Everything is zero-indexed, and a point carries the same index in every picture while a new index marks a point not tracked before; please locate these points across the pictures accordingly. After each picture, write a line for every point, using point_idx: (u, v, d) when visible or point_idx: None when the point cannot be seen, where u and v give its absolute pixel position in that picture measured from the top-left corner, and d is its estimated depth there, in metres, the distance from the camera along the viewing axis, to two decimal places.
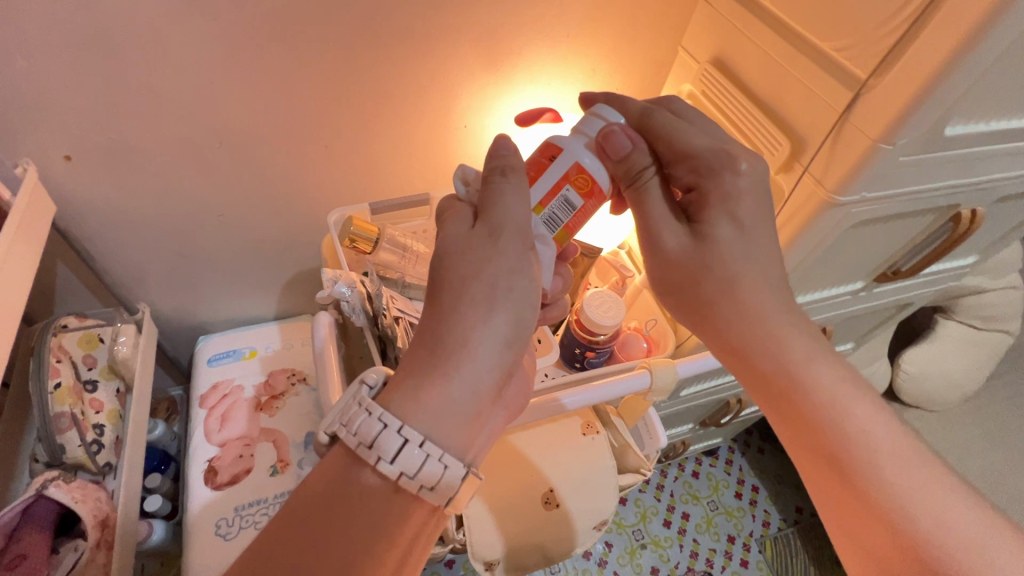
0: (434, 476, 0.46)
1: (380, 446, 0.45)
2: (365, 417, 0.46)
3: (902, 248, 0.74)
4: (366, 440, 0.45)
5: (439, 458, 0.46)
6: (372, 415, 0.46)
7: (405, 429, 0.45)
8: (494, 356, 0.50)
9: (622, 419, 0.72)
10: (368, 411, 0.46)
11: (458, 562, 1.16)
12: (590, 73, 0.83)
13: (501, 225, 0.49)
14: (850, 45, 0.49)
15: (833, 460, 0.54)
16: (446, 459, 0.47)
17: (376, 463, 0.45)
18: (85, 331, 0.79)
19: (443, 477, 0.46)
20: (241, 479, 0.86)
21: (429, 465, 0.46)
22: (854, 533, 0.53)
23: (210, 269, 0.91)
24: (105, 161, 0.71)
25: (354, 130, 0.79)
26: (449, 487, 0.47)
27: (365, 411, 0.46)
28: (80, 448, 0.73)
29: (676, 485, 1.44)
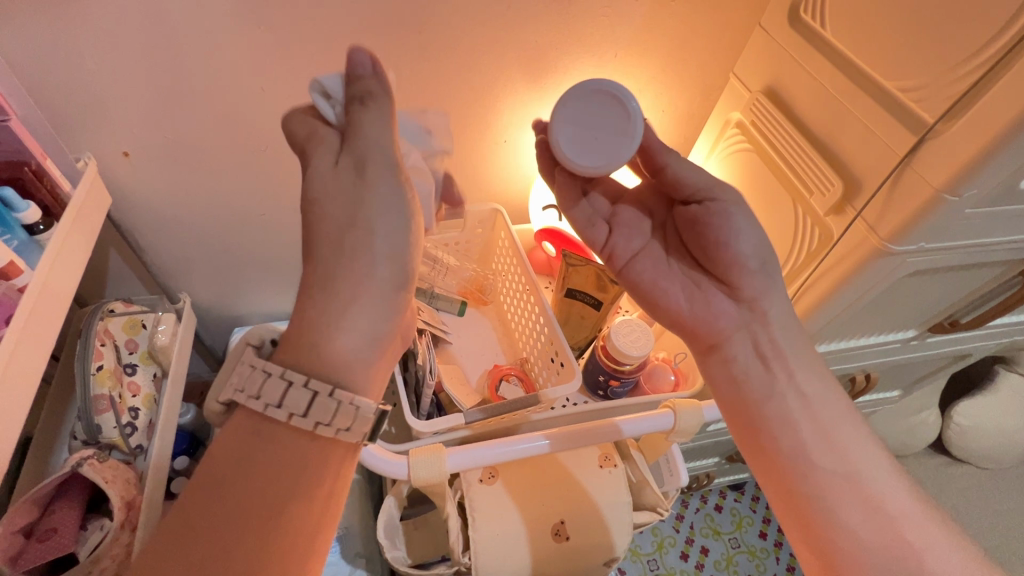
0: (349, 419, 0.42)
1: (269, 394, 0.41)
2: (251, 371, 0.42)
3: (962, 299, 0.69)
4: (271, 400, 0.41)
5: (350, 400, 0.42)
6: (258, 367, 0.42)
7: (310, 380, 0.41)
8: (380, 310, 0.45)
9: (642, 454, 0.69)
10: (255, 367, 0.42)
11: None
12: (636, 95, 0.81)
13: (367, 155, 0.44)
14: (920, 86, 0.45)
15: (808, 460, 0.52)
16: (359, 399, 0.43)
17: (264, 411, 0.41)
18: (129, 316, 0.83)
19: (356, 418, 0.43)
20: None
21: (342, 408, 0.42)
22: (814, 538, 0.51)
23: (249, 264, 0.94)
24: (159, 158, 0.74)
25: None
26: (366, 425, 0.44)
27: (263, 372, 0.41)
28: (116, 429, 0.77)
29: (697, 517, 1.38)
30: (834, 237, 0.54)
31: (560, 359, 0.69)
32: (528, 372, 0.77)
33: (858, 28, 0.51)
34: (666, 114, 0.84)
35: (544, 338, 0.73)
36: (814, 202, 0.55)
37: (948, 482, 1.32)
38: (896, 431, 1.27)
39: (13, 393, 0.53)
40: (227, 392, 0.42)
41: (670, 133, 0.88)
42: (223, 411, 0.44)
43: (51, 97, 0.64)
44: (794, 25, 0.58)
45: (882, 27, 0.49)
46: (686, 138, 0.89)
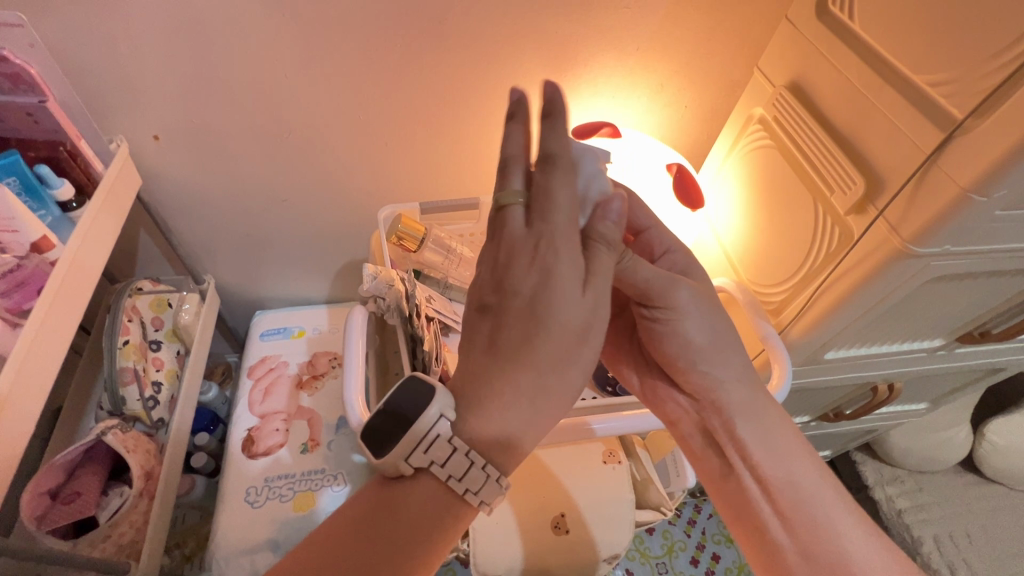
0: (478, 484, 0.43)
1: (454, 470, 0.42)
2: (439, 429, 0.42)
3: (991, 308, 0.66)
4: (438, 459, 0.42)
5: (468, 453, 0.42)
6: (444, 421, 0.42)
7: (473, 452, 0.42)
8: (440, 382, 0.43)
9: (646, 451, 0.69)
10: (437, 436, 0.41)
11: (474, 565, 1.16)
12: (658, 89, 0.79)
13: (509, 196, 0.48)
14: (948, 80, 0.44)
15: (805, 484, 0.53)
16: (477, 456, 0.42)
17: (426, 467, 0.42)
18: (157, 294, 0.87)
19: (485, 485, 0.43)
20: (273, 453, 0.91)
21: (477, 473, 0.42)
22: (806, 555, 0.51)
23: (270, 249, 0.97)
24: (187, 143, 0.76)
25: (414, 131, 0.81)
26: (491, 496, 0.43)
27: (441, 441, 0.42)
28: (139, 402, 0.80)
29: (710, 523, 1.36)
30: (854, 237, 0.52)
31: None
32: None
33: (889, 19, 0.49)
34: (689, 109, 0.83)
35: None
36: (834, 201, 0.53)
37: (977, 502, 1.26)
38: (922, 446, 1.22)
39: (42, 359, 0.56)
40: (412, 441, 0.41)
41: (693, 129, 0.86)
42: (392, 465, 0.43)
43: (88, 81, 0.67)
44: (821, 18, 0.57)
45: (915, 17, 0.47)
46: (709, 135, 0.87)
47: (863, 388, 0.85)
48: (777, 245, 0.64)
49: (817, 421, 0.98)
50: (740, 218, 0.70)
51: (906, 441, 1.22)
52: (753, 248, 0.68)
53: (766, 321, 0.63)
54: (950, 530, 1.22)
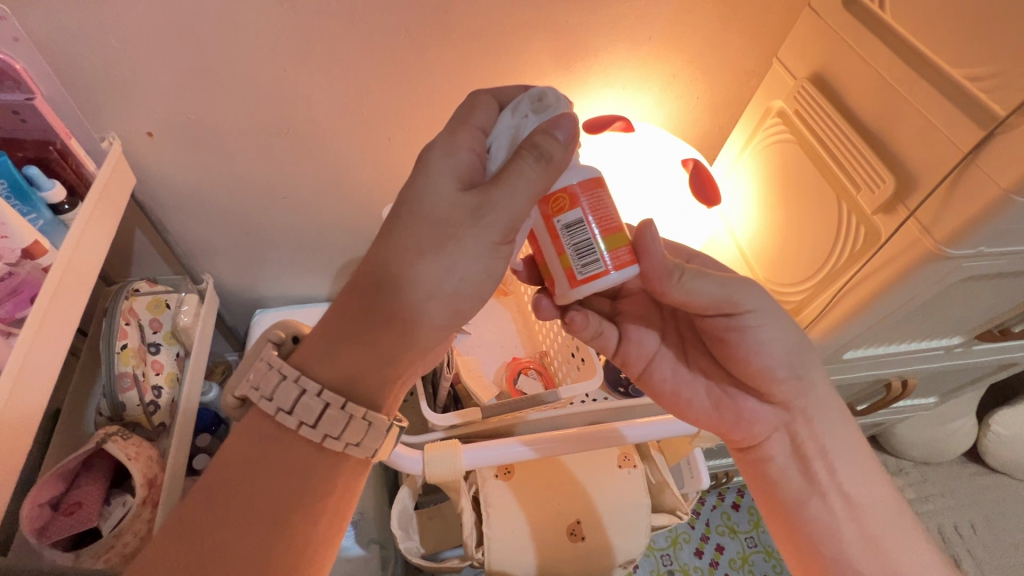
0: (358, 435, 0.44)
1: (298, 412, 0.43)
2: (269, 368, 0.44)
3: (1015, 307, 0.64)
4: (266, 393, 0.43)
5: (279, 367, 0.44)
6: (274, 367, 0.44)
7: (302, 377, 0.43)
8: None
9: (662, 454, 0.67)
10: (267, 365, 0.44)
11: None
12: (670, 81, 0.77)
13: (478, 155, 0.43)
14: (992, 74, 0.42)
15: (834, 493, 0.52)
16: (278, 364, 0.44)
17: (275, 416, 0.43)
18: (154, 296, 0.84)
19: (368, 433, 0.44)
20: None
21: (307, 400, 0.42)
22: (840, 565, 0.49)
23: (270, 247, 0.94)
24: (181, 139, 0.73)
25: (417, 125, 0.78)
26: (361, 435, 0.44)
27: (275, 374, 0.44)
28: (139, 407, 0.78)
29: (713, 515, 1.36)
30: (882, 237, 0.51)
31: (581, 355, 0.67)
32: (547, 366, 0.76)
33: (925, 10, 0.47)
34: (701, 100, 0.80)
35: (565, 333, 0.71)
36: (861, 200, 0.52)
37: (979, 493, 1.26)
38: (927, 438, 1.22)
39: (39, 369, 0.54)
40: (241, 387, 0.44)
41: (705, 121, 0.83)
42: (239, 404, 0.46)
43: (78, 76, 0.63)
44: (848, 7, 0.54)
45: (954, 7, 0.45)
46: (720, 127, 0.85)
47: (875, 385, 0.84)
48: (794, 243, 0.62)
49: None
50: (755, 214, 0.69)
51: (911, 434, 1.21)
52: (768, 245, 0.67)
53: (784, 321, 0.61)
54: (953, 521, 1.22)
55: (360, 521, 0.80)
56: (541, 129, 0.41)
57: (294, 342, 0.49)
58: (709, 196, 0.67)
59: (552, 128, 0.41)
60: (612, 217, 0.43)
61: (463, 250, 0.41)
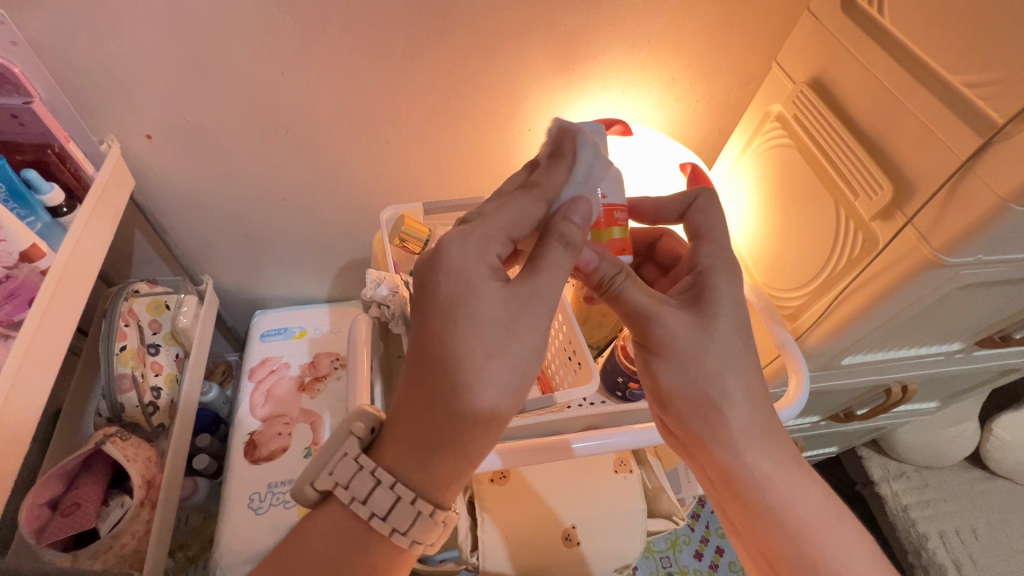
0: (417, 526, 0.45)
1: (366, 498, 0.44)
2: (348, 457, 0.45)
3: (1015, 313, 0.64)
4: (359, 496, 0.44)
5: (372, 470, 0.45)
6: (366, 470, 0.45)
7: (396, 484, 0.44)
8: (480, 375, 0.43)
9: (657, 458, 0.67)
10: (357, 466, 0.45)
11: None
12: (669, 83, 0.76)
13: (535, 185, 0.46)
14: (989, 81, 0.41)
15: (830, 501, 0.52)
16: (365, 461, 0.45)
17: (368, 520, 0.44)
18: (154, 297, 0.85)
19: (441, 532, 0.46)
20: (264, 463, 0.89)
21: (402, 506, 0.44)
22: None
23: (269, 249, 0.95)
24: (180, 142, 0.74)
25: (416, 127, 0.78)
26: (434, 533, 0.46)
27: (354, 463, 0.45)
28: (138, 408, 0.79)
29: (713, 517, 1.36)
30: (879, 244, 0.50)
31: (578, 359, 0.67)
32: (545, 369, 0.76)
33: (923, 16, 0.47)
34: (700, 103, 0.80)
35: (563, 337, 0.71)
36: (858, 206, 0.51)
37: (982, 497, 1.25)
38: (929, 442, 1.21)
39: (36, 372, 0.54)
40: (319, 478, 0.46)
41: (705, 124, 0.83)
42: (314, 498, 0.47)
43: (77, 79, 0.64)
44: (847, 12, 0.54)
45: (952, 13, 0.44)
46: (720, 130, 0.85)
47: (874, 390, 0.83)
48: (793, 248, 0.62)
49: (825, 420, 0.96)
50: (754, 219, 0.68)
51: (913, 438, 1.21)
52: (766, 251, 0.66)
53: (781, 327, 0.61)
54: (955, 526, 1.21)
55: None
56: (561, 212, 0.46)
57: (374, 434, 0.47)
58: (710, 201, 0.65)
59: (571, 213, 0.46)
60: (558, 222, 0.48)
61: (464, 255, 0.41)
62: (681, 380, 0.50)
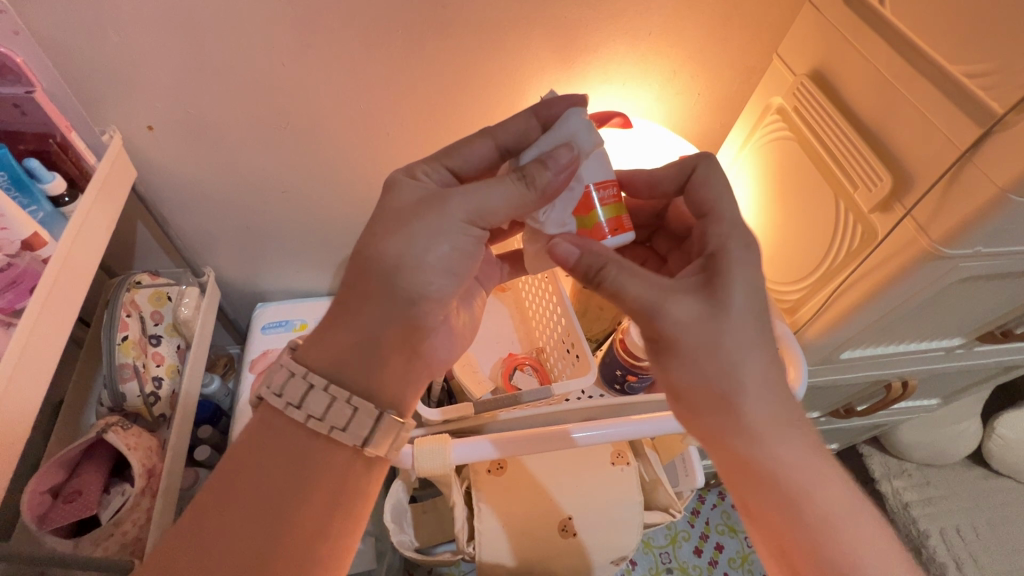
0: (346, 418, 0.48)
1: (302, 402, 0.47)
2: (284, 374, 0.48)
3: (1016, 308, 0.63)
4: (285, 395, 0.48)
5: (299, 372, 0.48)
6: (296, 373, 0.48)
7: (310, 374, 0.48)
8: None
9: (656, 452, 0.66)
10: (279, 366, 0.49)
11: None
12: (670, 77, 0.76)
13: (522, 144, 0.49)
14: (989, 71, 0.41)
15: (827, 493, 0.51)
16: (292, 365, 0.49)
17: (286, 410, 0.47)
18: (156, 288, 0.85)
19: (369, 422, 0.48)
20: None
21: (316, 393, 0.47)
22: None
23: (270, 241, 0.95)
24: (181, 134, 0.74)
25: (417, 120, 0.78)
26: (363, 429, 0.48)
27: (288, 374, 0.48)
28: (139, 398, 0.79)
29: (713, 513, 1.36)
30: (878, 236, 0.50)
31: (576, 351, 0.67)
32: (543, 362, 0.76)
33: (925, 6, 0.46)
34: (702, 97, 0.80)
35: (562, 330, 0.71)
36: (857, 198, 0.51)
37: (984, 496, 1.25)
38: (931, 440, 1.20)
39: (37, 361, 0.55)
40: (258, 390, 0.49)
41: (706, 117, 0.83)
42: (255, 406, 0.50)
43: (79, 70, 0.64)
44: (849, 3, 0.54)
45: (954, 3, 0.44)
46: (722, 124, 0.84)
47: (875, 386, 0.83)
48: (792, 241, 0.62)
49: (825, 416, 0.96)
50: (754, 212, 0.68)
51: (915, 436, 1.20)
52: (766, 244, 0.66)
53: (780, 320, 0.61)
54: (956, 524, 1.21)
55: None
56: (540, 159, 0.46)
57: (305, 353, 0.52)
58: None
59: (549, 162, 0.46)
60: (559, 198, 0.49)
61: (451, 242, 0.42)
62: (679, 371, 0.50)
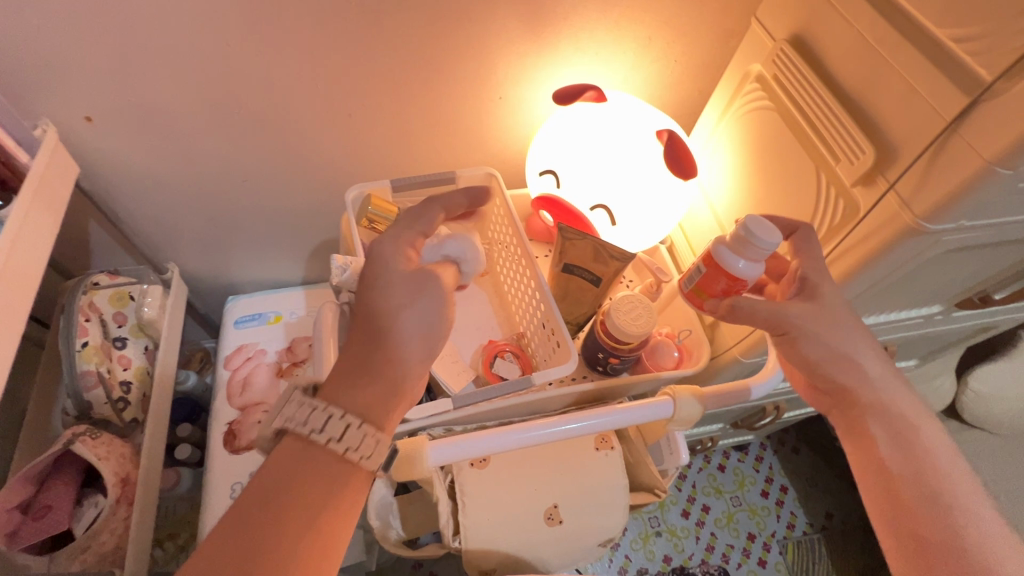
0: (362, 443, 0.44)
1: (331, 430, 0.43)
2: (300, 403, 0.44)
3: (996, 274, 0.63)
4: (301, 420, 0.44)
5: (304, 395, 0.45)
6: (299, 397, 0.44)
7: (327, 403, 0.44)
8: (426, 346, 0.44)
9: (640, 434, 0.66)
10: (301, 400, 0.44)
11: None
12: (645, 44, 0.72)
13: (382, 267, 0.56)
14: (979, 36, 0.39)
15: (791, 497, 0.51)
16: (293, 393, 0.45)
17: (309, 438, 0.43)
18: (116, 288, 0.81)
19: (378, 446, 0.45)
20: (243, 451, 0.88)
21: (335, 421, 0.44)
22: None
23: (236, 233, 0.91)
24: (124, 124, 0.69)
25: (380, 100, 0.73)
26: (381, 453, 0.45)
27: (310, 405, 0.44)
28: (107, 405, 0.77)
29: (700, 477, 1.38)
30: (860, 211, 0.48)
31: (557, 338, 0.65)
32: (524, 348, 0.74)
33: None
34: (679, 64, 0.76)
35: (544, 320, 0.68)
36: (840, 171, 0.49)
37: (959, 448, 1.29)
38: None
39: None
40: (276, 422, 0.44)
41: (684, 85, 0.79)
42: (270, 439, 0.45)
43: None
44: None
45: None
46: (702, 91, 0.81)
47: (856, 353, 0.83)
48: (772, 217, 0.60)
49: None
50: (734, 187, 0.66)
51: None
52: (746, 218, 0.64)
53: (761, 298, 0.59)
54: None
55: None
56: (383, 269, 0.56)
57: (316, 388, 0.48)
58: (685, 172, 0.61)
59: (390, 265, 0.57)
60: (717, 288, 0.54)
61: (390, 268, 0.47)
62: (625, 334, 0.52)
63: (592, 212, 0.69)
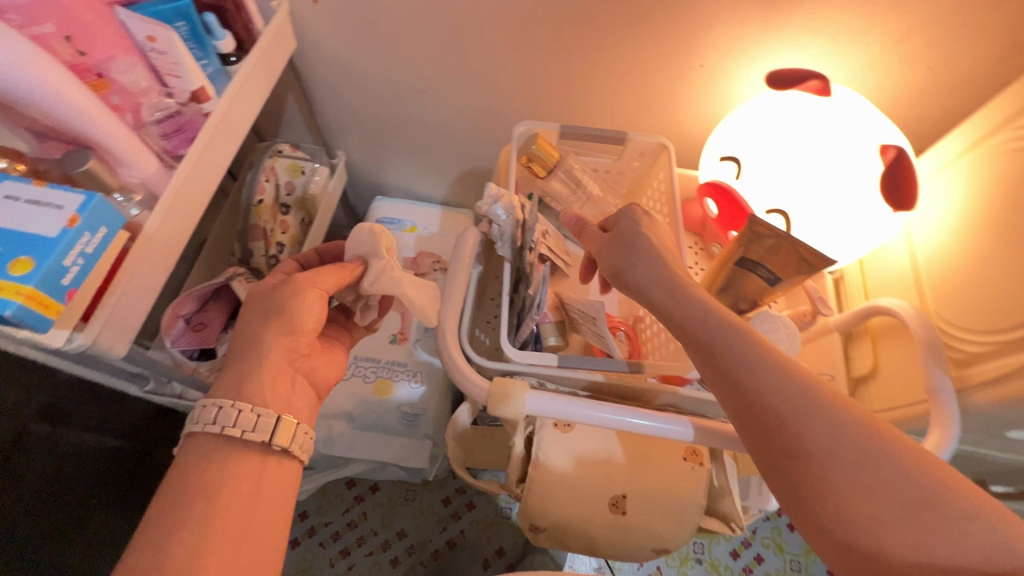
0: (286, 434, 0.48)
1: (244, 423, 0.46)
2: (204, 406, 0.47)
3: None
4: (226, 422, 0.46)
5: (252, 409, 0.47)
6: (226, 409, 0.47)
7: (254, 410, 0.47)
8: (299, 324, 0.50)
9: (734, 462, 0.60)
10: (209, 405, 0.47)
11: (481, 506, 1.16)
12: (898, 39, 0.61)
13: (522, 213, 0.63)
14: None
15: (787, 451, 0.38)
16: (259, 408, 0.47)
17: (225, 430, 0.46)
18: (293, 160, 0.90)
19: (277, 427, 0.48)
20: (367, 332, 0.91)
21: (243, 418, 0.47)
22: None
23: (400, 139, 0.96)
24: (341, 12, 0.73)
25: (574, 42, 0.70)
26: (266, 424, 0.47)
27: (213, 405, 0.47)
28: (264, 259, 0.85)
29: (763, 526, 1.27)
30: None
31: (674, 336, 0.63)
32: (638, 331, 0.71)
33: None
34: (931, 72, 0.63)
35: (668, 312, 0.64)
36: None
37: None
38: None
39: (188, 209, 0.58)
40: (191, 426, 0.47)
41: (926, 99, 0.66)
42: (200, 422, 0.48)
43: None
44: None
45: None
46: (946, 111, 0.67)
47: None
48: (994, 270, 0.49)
49: None
50: (946, 236, 0.55)
51: None
52: (951, 269, 0.54)
53: (941, 370, 0.50)
54: None
55: (420, 416, 0.86)
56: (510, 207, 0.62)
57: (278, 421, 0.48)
58: (898, 201, 0.54)
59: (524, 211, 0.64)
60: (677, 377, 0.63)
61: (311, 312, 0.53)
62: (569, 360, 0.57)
63: (766, 215, 0.60)
